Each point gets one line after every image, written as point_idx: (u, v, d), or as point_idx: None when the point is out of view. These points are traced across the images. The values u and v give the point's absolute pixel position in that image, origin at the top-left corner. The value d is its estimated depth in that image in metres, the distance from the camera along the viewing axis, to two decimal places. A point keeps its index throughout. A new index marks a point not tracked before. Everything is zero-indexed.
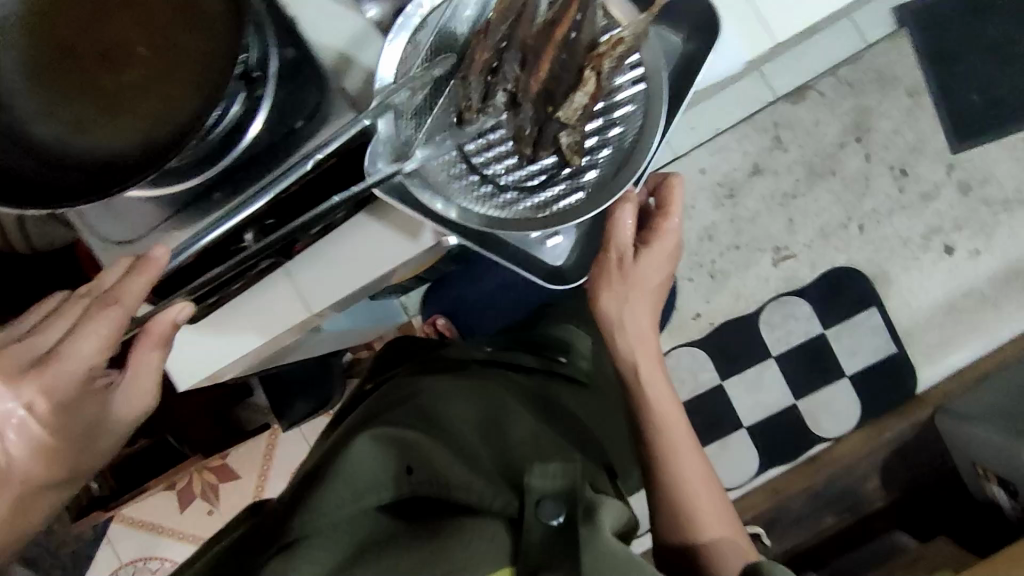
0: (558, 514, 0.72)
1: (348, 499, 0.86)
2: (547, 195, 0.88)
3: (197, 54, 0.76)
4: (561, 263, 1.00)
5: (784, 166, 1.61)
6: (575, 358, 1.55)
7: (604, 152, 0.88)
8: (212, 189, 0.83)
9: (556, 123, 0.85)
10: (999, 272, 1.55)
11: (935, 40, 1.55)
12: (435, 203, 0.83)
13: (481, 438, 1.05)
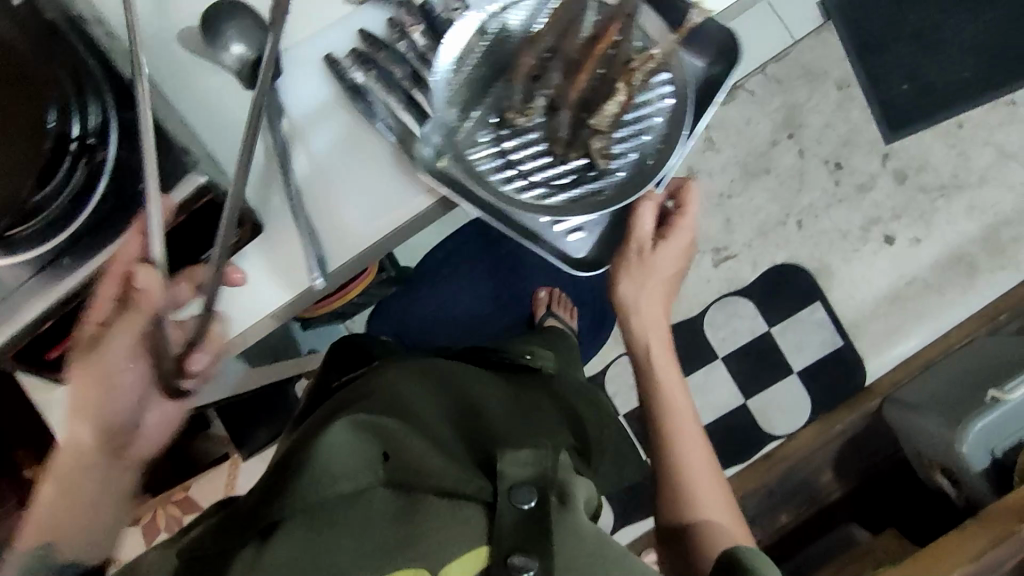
0: (530, 499, 0.60)
1: (325, 483, 0.62)
2: (581, 192, 0.75)
3: (27, 112, 0.59)
4: (583, 255, 0.80)
5: (717, 168, 1.55)
6: (538, 357, 1.12)
7: (631, 155, 0.75)
8: (52, 261, 0.62)
9: (584, 129, 0.74)
10: (941, 258, 1.52)
11: (859, 32, 1.51)
12: (475, 195, 0.71)
13: (470, 427, 0.82)
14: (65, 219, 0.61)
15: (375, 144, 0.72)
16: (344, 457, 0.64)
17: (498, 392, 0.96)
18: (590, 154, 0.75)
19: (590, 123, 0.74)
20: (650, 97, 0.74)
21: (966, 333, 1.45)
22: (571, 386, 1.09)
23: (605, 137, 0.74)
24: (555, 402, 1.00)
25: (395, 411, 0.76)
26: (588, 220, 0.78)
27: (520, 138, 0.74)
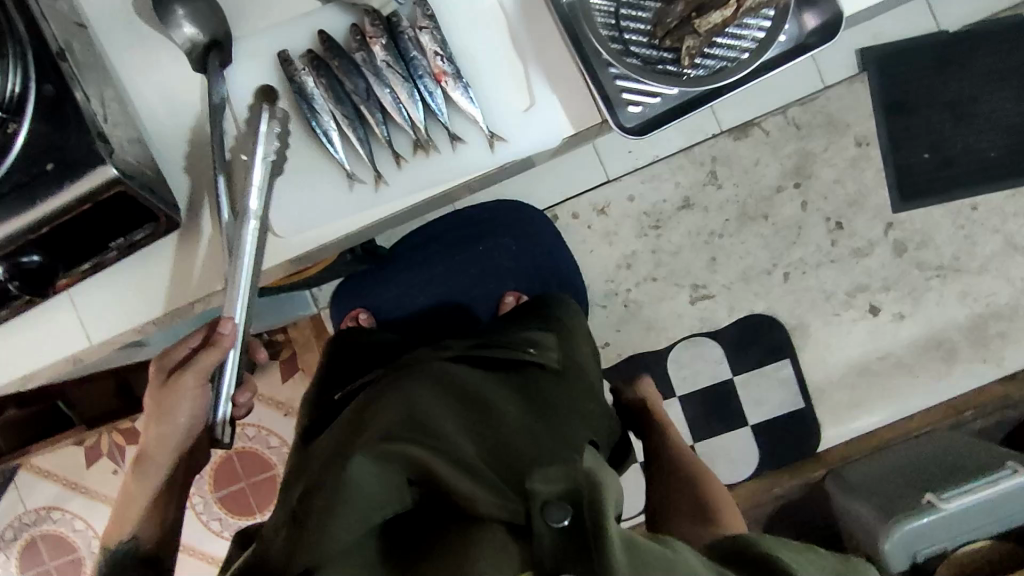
0: (563, 517, 0.54)
1: (356, 516, 0.65)
2: (639, 81, 0.67)
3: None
4: (628, 128, 0.68)
5: (716, 204, 1.48)
6: (543, 350, 0.97)
7: (721, 64, 0.67)
8: None
9: (686, 26, 0.65)
10: (922, 338, 1.46)
11: (890, 91, 1.44)
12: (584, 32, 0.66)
13: (490, 432, 0.78)
14: None
15: (315, 156, 0.72)
16: (370, 490, 0.67)
17: (506, 395, 0.87)
18: (680, 49, 0.67)
19: (692, 20, 0.64)
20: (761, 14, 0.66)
21: (928, 422, 1.42)
22: (581, 389, 0.95)
23: (701, 38, 0.65)
24: (566, 414, 0.87)
25: (415, 426, 0.73)
26: (652, 108, 0.68)
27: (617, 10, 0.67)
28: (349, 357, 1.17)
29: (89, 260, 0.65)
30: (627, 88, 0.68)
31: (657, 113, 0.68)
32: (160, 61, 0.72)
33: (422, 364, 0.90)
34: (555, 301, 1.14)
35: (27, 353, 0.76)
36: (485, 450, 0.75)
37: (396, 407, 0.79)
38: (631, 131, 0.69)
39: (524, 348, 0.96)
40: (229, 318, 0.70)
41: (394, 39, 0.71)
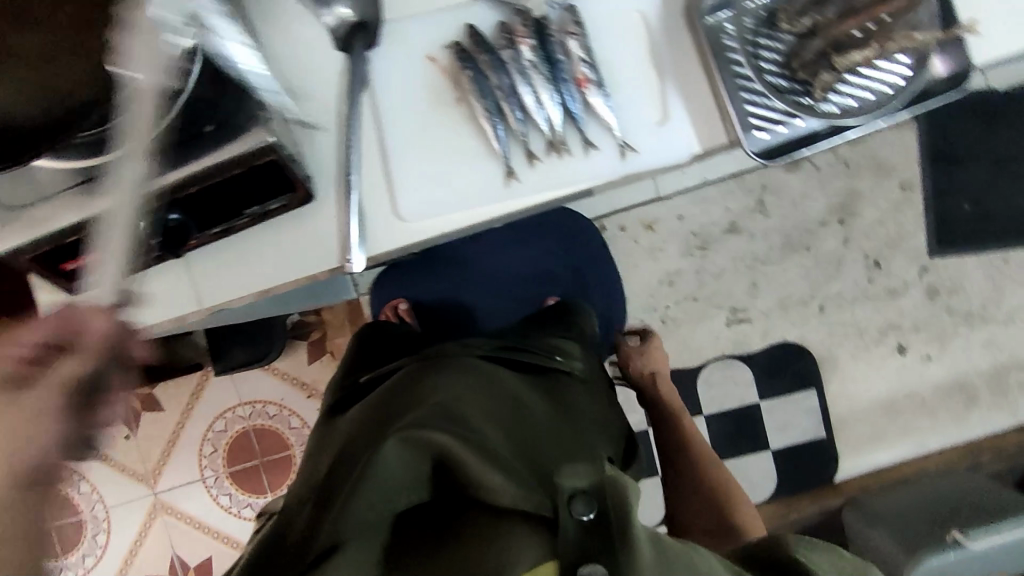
0: (588, 511, 0.53)
1: (380, 500, 0.59)
2: (774, 107, 0.69)
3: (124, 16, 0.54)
4: (756, 153, 0.70)
5: (761, 232, 1.51)
6: (569, 358, 0.96)
7: (850, 101, 0.69)
8: (99, 177, 0.60)
9: (824, 62, 0.67)
10: (944, 382, 1.50)
11: (937, 141, 1.49)
12: (731, 59, 0.68)
13: (518, 432, 0.73)
14: (129, 139, 0.59)
15: (447, 143, 0.70)
16: (396, 475, 0.60)
17: (536, 402, 0.84)
18: (812, 83, 0.69)
19: (830, 57, 0.67)
20: (893, 57, 0.68)
21: (946, 463, 1.46)
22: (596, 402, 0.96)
23: (837, 74, 0.67)
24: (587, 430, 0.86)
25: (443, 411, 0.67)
26: (780, 134, 0.70)
27: (754, 37, 0.70)
28: (378, 346, 1.05)
29: (221, 225, 0.66)
30: (757, 111, 0.69)
31: (787, 139, 0.70)
32: (297, 33, 0.69)
33: (452, 359, 0.85)
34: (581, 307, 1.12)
35: (117, 324, 0.71)
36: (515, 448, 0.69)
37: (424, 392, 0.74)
38: (759, 153, 0.70)
39: (551, 355, 0.94)
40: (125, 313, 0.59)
41: (542, 41, 0.68)
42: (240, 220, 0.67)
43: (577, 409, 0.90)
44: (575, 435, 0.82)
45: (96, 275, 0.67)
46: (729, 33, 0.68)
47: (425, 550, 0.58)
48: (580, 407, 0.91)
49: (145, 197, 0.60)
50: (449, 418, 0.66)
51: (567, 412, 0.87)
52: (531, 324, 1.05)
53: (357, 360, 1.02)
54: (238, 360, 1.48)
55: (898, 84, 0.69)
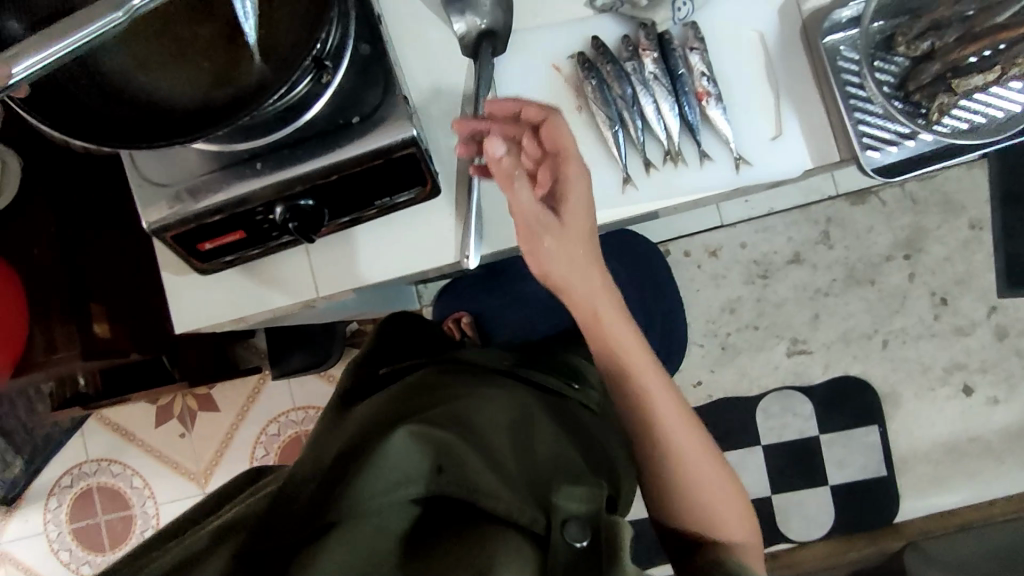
0: (582, 536, 0.50)
1: (378, 490, 0.53)
2: (890, 126, 0.70)
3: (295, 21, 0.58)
4: (871, 170, 0.71)
5: (824, 263, 1.48)
6: (585, 388, 0.92)
7: (965, 122, 0.70)
8: (248, 161, 0.63)
9: (941, 84, 0.69)
10: (1011, 427, 1.45)
11: (1011, 179, 1.44)
12: (850, 80, 0.70)
13: (526, 444, 0.67)
14: (276, 128, 0.62)
15: None
16: (402, 465, 0.55)
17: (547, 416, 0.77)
18: (928, 106, 0.70)
19: (949, 81, 0.68)
20: (1007, 82, 0.69)
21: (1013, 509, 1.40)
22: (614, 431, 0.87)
23: (955, 97, 0.68)
24: (598, 450, 0.77)
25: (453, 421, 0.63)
26: (892, 154, 0.71)
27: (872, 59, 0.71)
28: (404, 339, 1.00)
29: (349, 215, 0.69)
30: (873, 131, 0.70)
31: (899, 159, 0.71)
32: (430, 41, 0.72)
33: (460, 376, 0.80)
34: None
35: (237, 306, 0.74)
36: (522, 460, 0.64)
37: (434, 400, 0.69)
38: (874, 170, 0.71)
39: (568, 383, 0.89)
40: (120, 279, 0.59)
41: (664, 54, 0.71)
42: (367, 212, 0.69)
43: (593, 431, 0.81)
44: (587, 451, 0.74)
45: (227, 256, 0.70)
46: (846, 53, 0.70)
47: (415, 546, 0.51)
48: (596, 429, 0.83)
49: (287, 181, 0.63)
50: (451, 425, 0.62)
51: (580, 428, 0.79)
52: (552, 348, 1.03)
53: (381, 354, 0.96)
54: (292, 368, 1.44)
55: (1015, 110, 0.69)
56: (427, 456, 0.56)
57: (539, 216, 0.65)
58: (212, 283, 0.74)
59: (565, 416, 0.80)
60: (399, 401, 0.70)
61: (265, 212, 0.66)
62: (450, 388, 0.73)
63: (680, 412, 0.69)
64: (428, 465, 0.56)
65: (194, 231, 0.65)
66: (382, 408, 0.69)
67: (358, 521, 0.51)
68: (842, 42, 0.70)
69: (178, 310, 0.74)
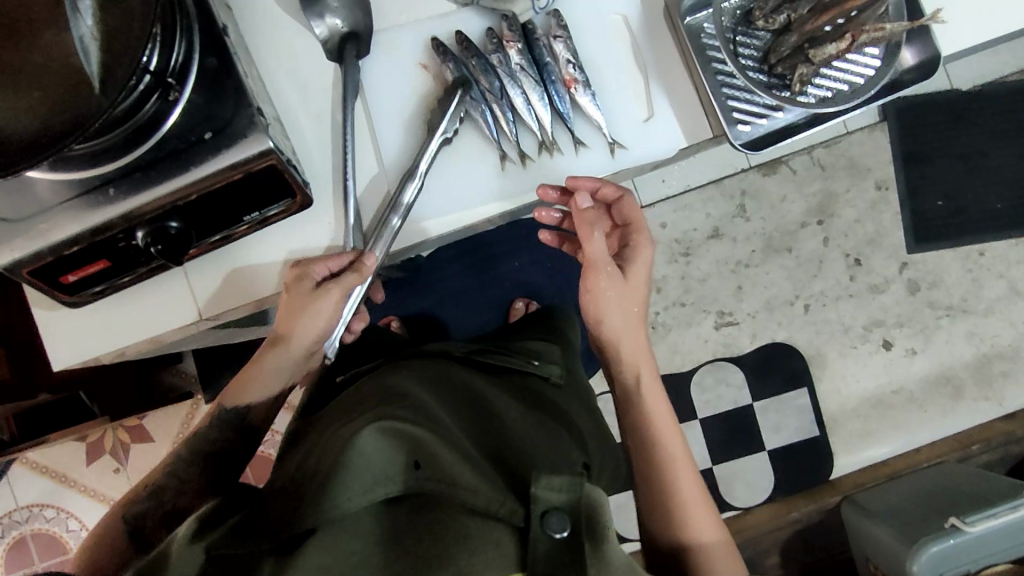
0: (563, 528, 0.46)
1: (351, 492, 0.50)
2: (758, 99, 0.72)
3: (128, 39, 0.54)
4: (741, 145, 0.72)
5: (743, 235, 1.49)
6: (546, 362, 0.89)
7: (827, 91, 0.72)
8: (100, 187, 0.61)
9: (801, 55, 0.70)
10: (930, 375, 1.49)
11: (908, 139, 1.48)
12: (713, 57, 0.71)
13: (496, 427, 0.64)
14: (124, 152, 0.60)
15: (452, 148, 0.71)
16: (372, 465, 0.51)
17: (511, 401, 0.74)
18: (790, 78, 0.72)
19: (806, 52, 0.70)
20: (861, 51, 0.72)
21: (938, 454, 1.45)
22: (577, 404, 0.88)
23: (814, 67, 0.70)
24: (564, 425, 0.77)
25: (424, 411, 0.59)
26: (762, 127, 0.73)
27: (733, 34, 0.72)
28: (358, 349, 0.96)
29: (220, 232, 0.67)
30: (740, 104, 0.72)
31: (770, 130, 0.73)
32: (295, 50, 0.70)
33: (429, 363, 0.76)
34: (562, 318, 1.06)
35: (115, 335, 0.71)
36: (499, 447, 0.61)
37: (407, 391, 0.65)
38: (744, 146, 0.73)
39: (528, 359, 0.88)
40: (374, 254, 0.67)
41: (529, 45, 0.72)
42: (239, 227, 0.68)
43: (559, 409, 0.82)
44: (559, 432, 0.73)
45: (98, 286, 0.67)
46: (709, 31, 0.70)
47: (394, 536, 0.48)
48: (564, 410, 0.82)
49: (144, 205, 0.61)
50: (427, 418, 0.58)
51: (545, 406, 0.79)
52: (506, 337, 0.99)
53: (337, 362, 0.94)
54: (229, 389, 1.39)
55: (871, 74, 0.72)
56: (403, 450, 0.52)
57: (607, 267, 0.71)
58: (85, 313, 0.71)
59: (530, 397, 0.79)
60: (365, 395, 0.66)
61: (127, 238, 0.63)
62: (419, 378, 0.70)
63: (685, 451, 0.70)
64: (405, 459, 0.52)
65: (51, 264, 0.63)
66: (347, 408, 0.65)
67: (336, 525, 0.49)
68: (701, 21, 0.70)
69: (54, 346, 0.71)
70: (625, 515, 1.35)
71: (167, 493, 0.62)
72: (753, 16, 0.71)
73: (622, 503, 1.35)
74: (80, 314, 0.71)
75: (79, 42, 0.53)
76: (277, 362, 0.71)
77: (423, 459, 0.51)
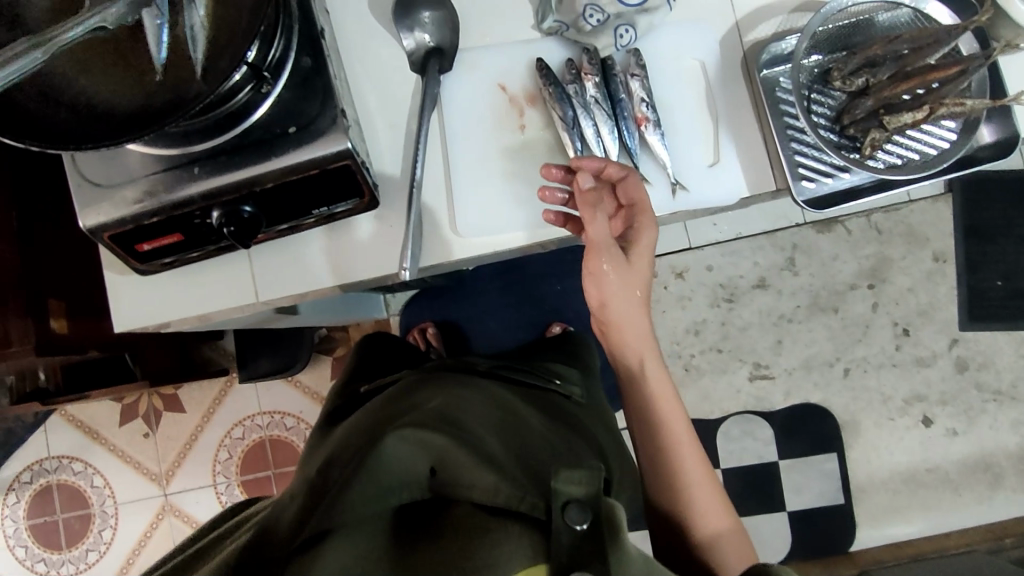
0: (583, 519, 0.46)
1: (374, 497, 0.53)
2: (825, 157, 0.72)
3: (235, 33, 0.57)
4: (803, 201, 0.72)
5: (789, 289, 1.47)
6: (566, 383, 0.91)
7: (898, 158, 0.72)
8: (186, 166, 0.64)
9: (874, 120, 0.70)
10: (968, 459, 1.44)
11: (973, 215, 1.45)
12: (785, 112, 0.72)
13: (517, 436, 0.65)
14: (214, 135, 0.63)
15: (516, 169, 0.74)
16: (392, 472, 0.53)
17: (535, 412, 0.75)
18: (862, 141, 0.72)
19: (881, 116, 0.70)
20: (938, 123, 0.71)
21: (967, 542, 1.39)
22: (600, 423, 0.89)
23: (887, 133, 0.70)
24: (585, 437, 0.78)
25: (445, 419, 0.61)
26: (827, 185, 0.73)
27: (809, 92, 0.72)
28: (381, 358, 0.99)
29: (288, 223, 0.70)
30: (807, 160, 0.72)
31: (833, 190, 0.73)
32: (381, 55, 0.74)
33: (455, 374, 0.78)
34: (579, 342, 1.06)
35: (175, 305, 0.75)
36: (518, 450, 0.62)
37: (431, 400, 0.67)
38: (806, 202, 0.72)
39: (550, 378, 0.89)
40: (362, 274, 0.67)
41: (606, 79, 0.74)
42: (305, 221, 0.70)
43: (582, 424, 0.83)
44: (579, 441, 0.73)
45: (167, 258, 0.71)
46: (784, 85, 0.71)
47: (414, 539, 0.50)
48: (586, 425, 0.83)
49: (222, 188, 0.64)
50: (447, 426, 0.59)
51: (568, 422, 0.79)
52: (529, 356, 1.00)
53: (363, 370, 0.95)
54: (261, 371, 1.41)
55: (945, 146, 0.71)
56: (423, 457, 0.55)
57: (609, 248, 0.70)
58: (150, 280, 0.74)
59: (554, 412, 0.80)
60: (391, 404, 0.68)
61: (203, 216, 0.67)
62: (442, 386, 0.71)
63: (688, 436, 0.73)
64: (425, 467, 0.55)
65: (129, 231, 0.66)
66: (374, 416, 0.67)
67: (357, 528, 0.50)
68: (776, 75, 0.72)
69: (117, 309, 0.75)
70: None
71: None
72: (831, 76, 0.71)
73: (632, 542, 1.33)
74: (145, 281, 0.74)
75: (189, 29, 0.57)
76: None
77: (441, 467, 0.54)
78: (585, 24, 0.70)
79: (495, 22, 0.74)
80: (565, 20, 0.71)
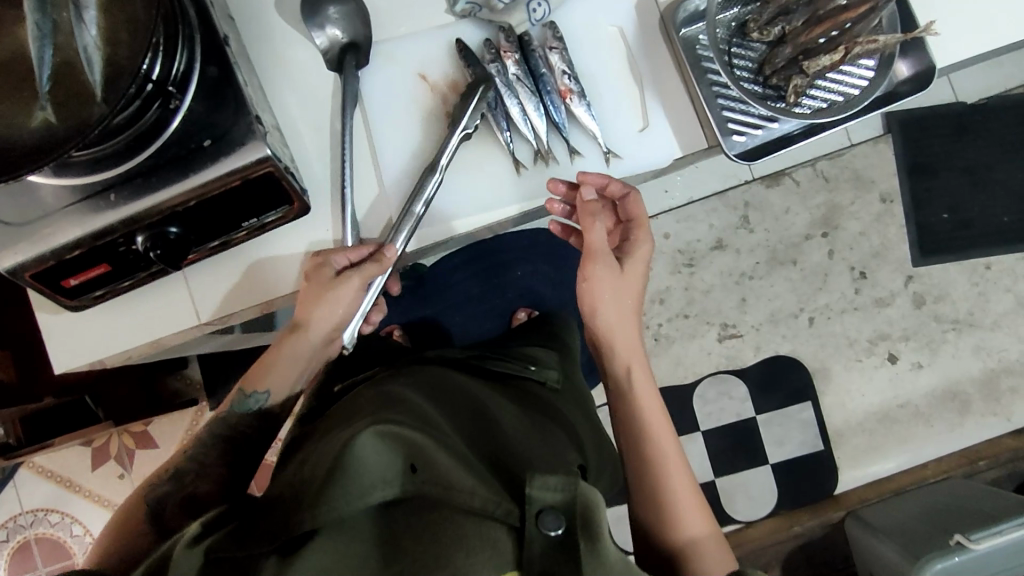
0: (557, 525, 0.46)
1: (352, 495, 0.50)
2: (753, 110, 0.73)
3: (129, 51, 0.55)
4: (737, 155, 0.73)
5: (746, 247, 1.49)
6: (544, 368, 0.89)
7: (821, 102, 0.73)
8: (102, 193, 0.62)
9: (795, 67, 0.71)
10: (936, 390, 1.48)
11: (914, 153, 1.48)
12: (709, 71, 0.71)
13: (491, 435, 0.64)
14: (126, 157, 0.61)
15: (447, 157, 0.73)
16: (370, 469, 0.51)
17: (507, 404, 0.74)
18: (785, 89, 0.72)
19: (800, 63, 0.71)
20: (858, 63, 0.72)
21: (945, 470, 1.43)
22: (575, 408, 0.88)
23: (808, 78, 0.71)
24: (562, 425, 0.78)
25: (421, 416, 0.59)
26: (757, 137, 0.73)
27: (728, 46, 0.72)
28: (354, 356, 0.96)
29: (219, 238, 0.69)
30: (735, 114, 0.72)
31: (763, 141, 0.74)
32: (294, 56, 0.72)
33: (424, 369, 0.76)
34: (560, 324, 1.06)
35: (114, 337, 0.72)
36: (492, 454, 0.60)
37: (405, 397, 0.64)
38: (739, 156, 0.73)
39: (525, 364, 0.88)
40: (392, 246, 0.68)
41: (525, 56, 0.73)
42: (235, 235, 0.69)
43: (558, 411, 0.82)
44: (553, 430, 0.73)
45: (98, 290, 0.69)
46: (704, 43, 0.71)
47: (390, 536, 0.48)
48: (564, 412, 0.83)
49: (143, 212, 0.62)
50: (423, 424, 0.57)
51: (540, 409, 0.79)
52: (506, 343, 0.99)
53: (338, 370, 0.93)
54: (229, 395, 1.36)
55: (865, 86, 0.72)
56: (400, 454, 0.52)
57: (606, 258, 0.72)
58: (85, 316, 0.72)
59: (526, 400, 0.79)
60: (362, 401, 0.66)
61: (128, 243, 0.64)
62: (415, 384, 0.69)
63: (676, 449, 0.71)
64: (401, 465, 0.52)
65: (51, 267, 0.64)
66: (345, 415, 0.64)
67: (337, 528, 0.49)
68: (695, 33, 0.72)
69: (54, 350, 0.72)
70: (625, 528, 1.34)
71: (188, 476, 0.62)
72: (748, 28, 0.71)
73: (623, 515, 1.34)
74: (80, 318, 0.72)
75: (82, 50, 0.54)
76: (294, 351, 0.72)
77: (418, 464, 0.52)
78: (498, 3, 0.70)
79: (410, 11, 0.73)
80: (477, 0, 0.70)
